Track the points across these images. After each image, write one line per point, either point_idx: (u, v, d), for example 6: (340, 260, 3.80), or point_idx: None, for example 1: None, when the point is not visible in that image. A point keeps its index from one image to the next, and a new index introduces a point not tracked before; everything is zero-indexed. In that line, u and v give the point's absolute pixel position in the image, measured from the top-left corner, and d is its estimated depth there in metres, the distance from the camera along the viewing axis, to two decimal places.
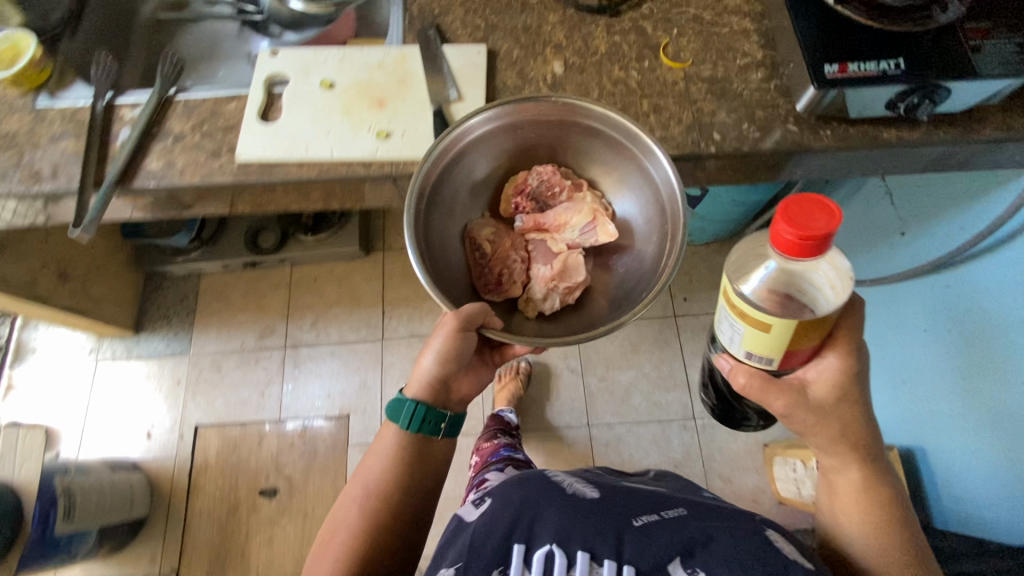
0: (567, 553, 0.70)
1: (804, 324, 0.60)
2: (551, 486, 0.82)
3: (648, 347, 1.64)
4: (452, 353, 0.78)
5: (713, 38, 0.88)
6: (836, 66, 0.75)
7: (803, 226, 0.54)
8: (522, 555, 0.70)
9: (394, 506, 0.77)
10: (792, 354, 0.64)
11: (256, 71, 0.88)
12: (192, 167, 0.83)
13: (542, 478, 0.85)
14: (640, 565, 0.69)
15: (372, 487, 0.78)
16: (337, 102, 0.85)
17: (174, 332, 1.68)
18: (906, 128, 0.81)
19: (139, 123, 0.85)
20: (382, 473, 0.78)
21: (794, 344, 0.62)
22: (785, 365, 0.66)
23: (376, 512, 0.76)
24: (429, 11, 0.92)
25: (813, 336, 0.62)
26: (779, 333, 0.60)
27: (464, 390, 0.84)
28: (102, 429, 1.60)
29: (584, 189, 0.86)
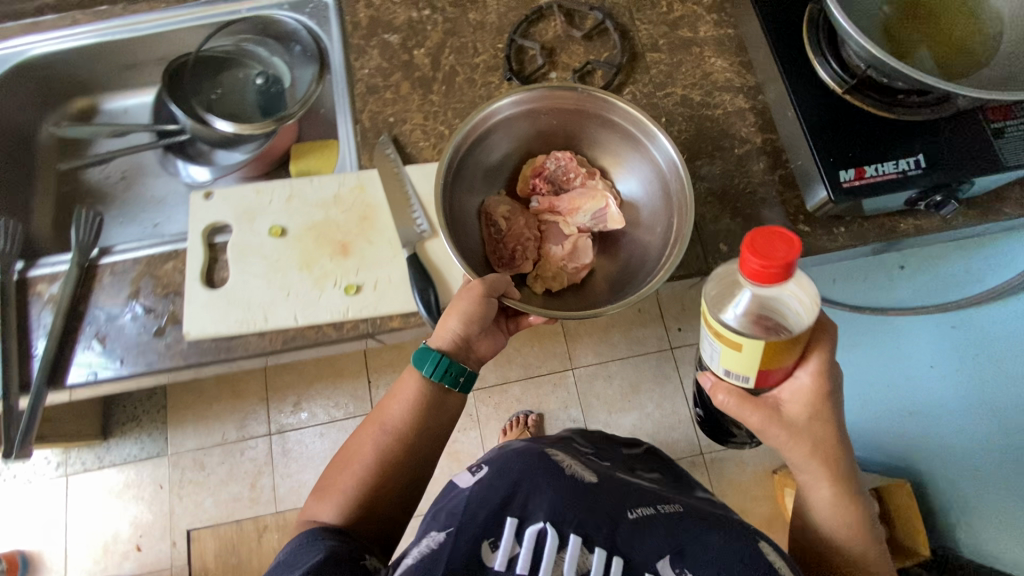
0: (559, 533, 0.57)
1: (789, 342, 0.48)
2: (547, 476, 0.63)
3: (649, 386, 1.58)
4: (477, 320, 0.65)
5: (706, 123, 0.79)
6: (852, 171, 0.68)
7: (769, 258, 0.44)
8: (513, 532, 0.56)
9: (389, 486, 0.64)
10: (775, 370, 0.52)
11: (191, 223, 0.76)
12: (134, 352, 0.72)
13: (538, 456, 0.66)
14: (632, 560, 0.57)
15: (373, 451, 0.65)
16: (292, 254, 0.74)
17: (147, 433, 1.56)
18: (923, 219, 0.74)
19: (61, 306, 0.73)
20: (380, 455, 0.64)
21: (773, 363, 0.50)
22: (764, 383, 0.53)
23: (373, 484, 0.63)
24: (382, 119, 0.80)
25: (795, 352, 0.50)
26: (761, 350, 0.48)
27: (484, 352, 0.70)
28: (85, 548, 1.49)
29: (597, 177, 0.76)
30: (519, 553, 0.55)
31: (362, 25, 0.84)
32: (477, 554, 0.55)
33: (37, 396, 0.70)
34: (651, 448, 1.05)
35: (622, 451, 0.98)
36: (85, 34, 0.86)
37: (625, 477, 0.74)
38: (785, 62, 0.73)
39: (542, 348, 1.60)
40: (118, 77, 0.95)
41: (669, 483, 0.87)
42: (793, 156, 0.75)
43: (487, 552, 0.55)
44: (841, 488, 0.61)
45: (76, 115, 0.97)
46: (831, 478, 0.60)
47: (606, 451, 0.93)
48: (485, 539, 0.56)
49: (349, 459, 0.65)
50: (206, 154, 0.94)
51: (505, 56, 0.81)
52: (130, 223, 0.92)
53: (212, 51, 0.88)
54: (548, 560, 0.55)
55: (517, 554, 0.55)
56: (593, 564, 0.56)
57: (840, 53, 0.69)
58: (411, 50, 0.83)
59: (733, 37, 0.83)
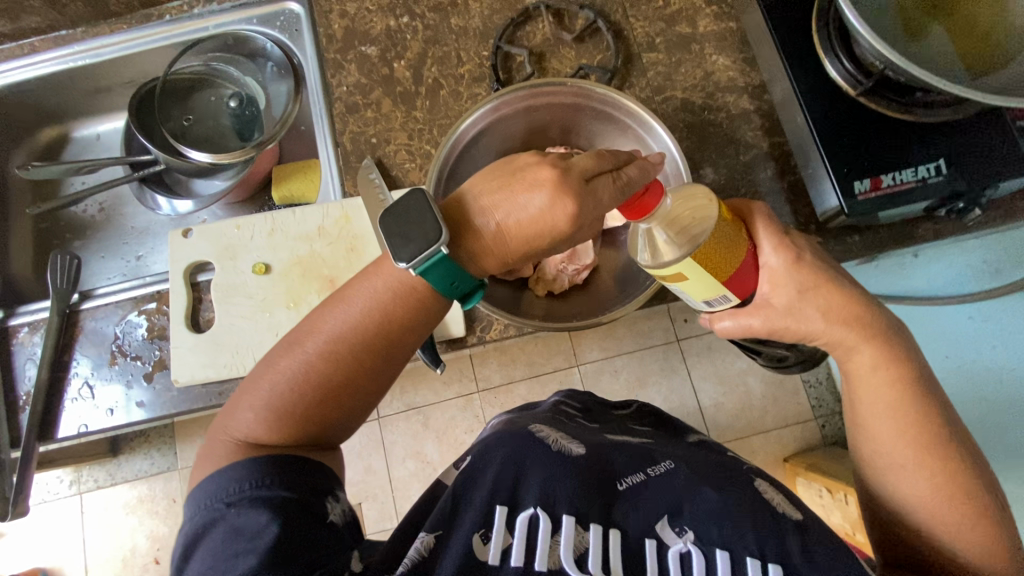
0: (552, 515, 0.50)
1: (716, 233, 0.44)
2: (535, 454, 0.55)
3: (655, 379, 1.41)
4: (528, 244, 0.50)
5: (708, 129, 0.75)
6: (868, 181, 0.63)
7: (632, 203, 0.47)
8: (505, 520, 0.49)
9: (334, 400, 0.50)
10: (743, 270, 0.47)
11: (171, 263, 0.72)
12: (124, 401, 0.70)
13: (522, 436, 0.58)
14: (629, 533, 0.50)
15: (310, 353, 0.49)
16: (279, 292, 0.71)
17: (155, 448, 1.42)
18: (945, 223, 0.69)
19: (45, 357, 0.70)
20: (323, 354, 0.49)
21: (731, 266, 0.45)
22: (750, 289, 0.48)
23: (307, 386, 0.49)
24: (365, 140, 0.75)
25: (737, 239, 0.46)
26: (706, 269, 0.43)
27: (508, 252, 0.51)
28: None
29: None
30: (513, 543, 0.47)
31: (337, 38, 0.78)
32: (468, 549, 0.47)
33: (28, 451, 0.67)
34: (641, 406, 0.90)
35: (609, 408, 0.87)
36: (48, 63, 0.83)
37: (616, 438, 0.66)
38: (792, 62, 0.67)
39: (544, 345, 1.44)
40: (86, 104, 0.92)
41: (661, 433, 0.76)
42: (802, 163, 0.70)
43: (479, 545, 0.47)
44: (882, 362, 0.49)
45: (46, 146, 0.93)
46: (866, 348, 0.49)
47: (596, 411, 0.83)
48: (476, 532, 0.48)
49: (273, 362, 0.50)
50: (183, 183, 0.90)
51: (491, 65, 0.76)
52: (111, 256, 0.90)
53: (179, 74, 0.84)
54: (543, 545, 0.47)
55: (510, 545, 0.47)
56: (591, 544, 0.48)
57: (853, 50, 0.63)
58: (391, 63, 0.77)
59: (735, 31, 0.77)
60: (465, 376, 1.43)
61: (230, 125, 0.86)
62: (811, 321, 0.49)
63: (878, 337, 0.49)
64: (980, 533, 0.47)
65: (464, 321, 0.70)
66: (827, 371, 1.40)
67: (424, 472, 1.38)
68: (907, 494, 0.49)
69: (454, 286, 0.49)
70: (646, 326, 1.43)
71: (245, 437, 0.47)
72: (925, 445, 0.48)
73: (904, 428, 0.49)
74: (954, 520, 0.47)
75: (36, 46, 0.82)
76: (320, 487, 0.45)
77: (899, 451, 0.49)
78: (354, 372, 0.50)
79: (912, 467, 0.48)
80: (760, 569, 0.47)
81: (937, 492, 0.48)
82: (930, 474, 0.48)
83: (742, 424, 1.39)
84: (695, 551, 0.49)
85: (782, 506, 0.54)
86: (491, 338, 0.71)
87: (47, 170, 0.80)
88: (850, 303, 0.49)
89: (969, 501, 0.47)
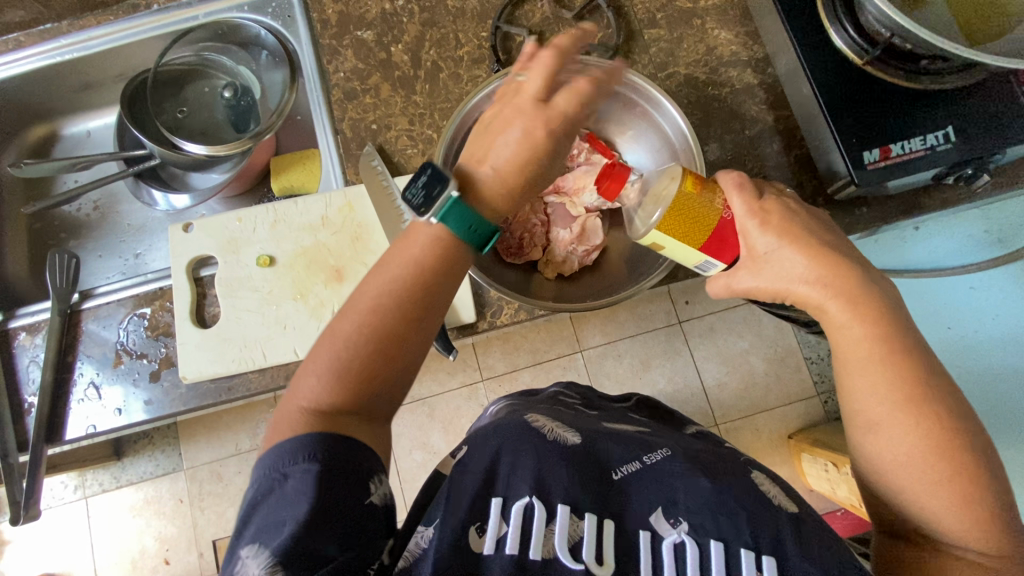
0: (546, 505, 0.49)
1: (676, 204, 0.49)
2: (515, 446, 0.55)
3: (659, 361, 1.42)
4: (536, 175, 0.52)
5: (712, 105, 0.74)
6: (877, 151, 0.63)
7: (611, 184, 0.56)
8: (499, 510, 0.48)
9: (394, 363, 0.48)
10: (721, 235, 0.50)
11: (173, 259, 0.71)
12: (132, 399, 0.69)
13: (511, 429, 0.57)
14: (623, 521, 0.50)
15: (361, 313, 0.48)
16: (285, 284, 0.70)
17: (160, 449, 1.41)
18: (952, 192, 0.69)
19: (48, 358, 0.69)
20: (379, 317, 0.48)
21: (704, 232, 0.50)
22: (736, 253, 0.51)
23: (367, 351, 0.47)
24: (364, 127, 0.74)
25: (705, 206, 0.49)
26: (673, 238, 0.50)
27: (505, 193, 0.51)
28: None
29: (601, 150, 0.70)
30: (508, 531, 0.47)
31: (331, 23, 0.76)
32: (462, 534, 0.47)
33: (35, 455, 0.67)
34: (641, 398, 0.93)
35: (611, 401, 0.87)
36: (34, 57, 0.80)
37: (612, 428, 0.65)
38: (799, 34, 0.66)
39: (546, 332, 1.44)
40: (75, 99, 0.90)
41: (661, 424, 0.76)
42: (809, 135, 0.70)
43: (474, 538, 0.47)
44: (861, 315, 0.46)
45: (36, 145, 0.92)
46: (838, 301, 0.47)
47: (596, 401, 0.83)
48: (471, 523, 0.48)
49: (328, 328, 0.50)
50: (180, 177, 0.88)
51: (490, 46, 0.74)
52: (108, 255, 0.89)
53: (171, 65, 0.82)
54: (537, 535, 0.47)
55: (505, 533, 0.47)
56: (584, 533, 0.47)
57: (859, 19, 0.62)
58: (388, 47, 0.76)
59: (736, 4, 0.76)
60: (468, 366, 1.42)
61: (226, 117, 0.85)
62: (798, 282, 0.48)
63: (851, 289, 0.47)
64: (961, 499, 0.43)
65: (474, 307, 0.69)
66: (828, 348, 1.41)
67: (431, 462, 1.38)
68: (882, 457, 0.46)
69: (473, 230, 0.50)
70: (649, 309, 1.43)
71: (307, 403, 0.46)
72: (904, 402, 0.45)
73: (882, 384, 0.45)
74: (933, 485, 0.44)
75: (21, 41, 0.80)
76: (361, 461, 0.44)
77: (874, 408, 0.46)
78: (404, 328, 0.49)
79: (888, 426, 0.45)
80: (754, 564, 0.46)
81: (917, 453, 0.44)
82: (906, 433, 0.44)
83: (746, 403, 1.40)
84: (690, 543, 0.47)
85: (778, 499, 0.53)
86: (502, 323, 0.70)
87: (38, 168, 0.78)
88: (832, 259, 0.47)
89: (953, 463, 0.43)
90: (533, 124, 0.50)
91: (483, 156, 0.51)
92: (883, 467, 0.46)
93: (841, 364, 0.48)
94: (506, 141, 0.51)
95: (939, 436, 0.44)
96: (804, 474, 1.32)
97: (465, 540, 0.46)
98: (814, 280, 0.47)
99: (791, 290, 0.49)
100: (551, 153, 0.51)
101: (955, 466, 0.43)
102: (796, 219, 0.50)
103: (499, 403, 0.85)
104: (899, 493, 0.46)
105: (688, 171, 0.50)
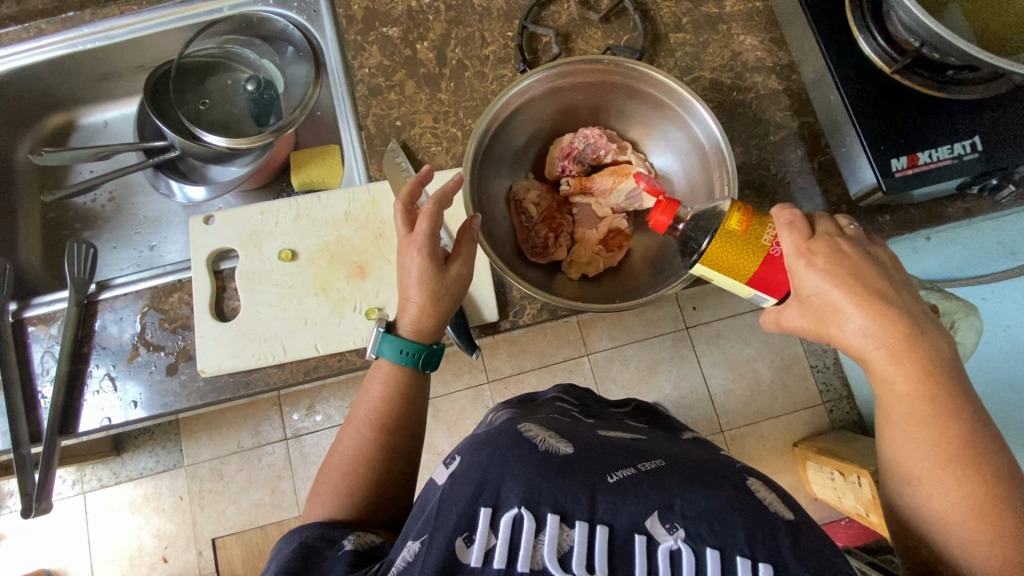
0: (536, 514, 0.43)
1: (719, 238, 0.49)
2: (502, 451, 0.47)
3: (666, 367, 1.42)
4: (444, 290, 0.59)
5: (738, 110, 0.74)
6: (904, 158, 0.63)
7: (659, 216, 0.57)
8: (486, 524, 0.42)
9: (379, 478, 0.58)
10: (768, 269, 0.49)
11: (192, 251, 0.70)
12: (148, 393, 0.68)
13: (498, 435, 0.50)
14: (616, 529, 0.43)
15: (360, 427, 0.60)
16: (307, 278, 0.70)
17: (161, 445, 1.39)
18: (974, 202, 0.70)
19: (64, 348, 0.68)
20: (362, 448, 0.59)
21: (752, 266, 0.49)
22: (786, 289, 0.49)
23: (356, 476, 0.57)
24: (389, 123, 0.74)
25: (750, 241, 0.48)
26: (717, 271, 0.50)
27: (417, 321, 0.60)
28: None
29: (629, 151, 0.70)
30: (496, 544, 0.42)
31: (357, 19, 0.76)
32: (449, 552, 0.41)
33: (49, 446, 0.66)
34: (640, 405, 0.89)
35: (607, 407, 0.83)
36: (54, 45, 0.79)
37: (603, 435, 0.58)
38: (826, 40, 0.66)
39: (554, 335, 1.43)
40: (94, 88, 0.89)
41: (656, 430, 0.70)
42: (835, 141, 0.70)
43: (461, 548, 0.42)
44: (911, 369, 0.43)
45: (53, 134, 0.91)
46: (882, 352, 0.44)
47: (593, 407, 0.79)
48: (459, 535, 0.42)
49: (335, 451, 0.61)
50: (199, 170, 0.88)
51: (517, 46, 0.74)
52: (123, 246, 0.89)
53: (194, 57, 0.81)
54: (526, 546, 0.42)
55: (494, 546, 0.42)
56: (576, 543, 0.42)
57: (886, 28, 0.62)
58: (413, 44, 0.76)
59: (762, 11, 0.76)
60: (474, 367, 1.42)
61: (247, 109, 0.84)
62: (850, 331, 0.44)
63: (898, 341, 0.43)
64: (1006, 566, 0.40)
65: (497, 306, 0.69)
66: (834, 357, 1.41)
67: (435, 464, 1.37)
68: (925, 509, 0.44)
69: (407, 353, 0.60)
70: (656, 314, 1.43)
71: (322, 516, 0.55)
72: (948, 462, 0.43)
73: (926, 440, 0.43)
74: (975, 548, 0.41)
75: (42, 28, 0.79)
76: (327, 535, 0.50)
77: (914, 464, 0.44)
78: (391, 433, 0.60)
79: (930, 481, 0.43)
80: (750, 570, 0.41)
81: (958, 514, 0.42)
82: (948, 491, 0.43)
83: (751, 411, 1.39)
84: (685, 551, 0.42)
85: (774, 505, 0.46)
86: (524, 322, 0.70)
87: (58, 156, 0.77)
88: (883, 305, 0.44)
89: (998, 527, 0.41)
90: (411, 253, 0.59)
91: (401, 295, 0.60)
92: (924, 523, 0.44)
93: (885, 415, 0.46)
94: (407, 275, 0.59)
95: (983, 499, 0.42)
96: (809, 482, 1.31)
97: (452, 553, 0.42)
98: (864, 329, 0.44)
99: (834, 336, 0.45)
100: (437, 269, 0.59)
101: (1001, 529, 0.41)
102: (846, 261, 0.45)
103: (494, 410, 0.78)
104: (952, 560, 0.43)
105: (736, 207, 0.50)
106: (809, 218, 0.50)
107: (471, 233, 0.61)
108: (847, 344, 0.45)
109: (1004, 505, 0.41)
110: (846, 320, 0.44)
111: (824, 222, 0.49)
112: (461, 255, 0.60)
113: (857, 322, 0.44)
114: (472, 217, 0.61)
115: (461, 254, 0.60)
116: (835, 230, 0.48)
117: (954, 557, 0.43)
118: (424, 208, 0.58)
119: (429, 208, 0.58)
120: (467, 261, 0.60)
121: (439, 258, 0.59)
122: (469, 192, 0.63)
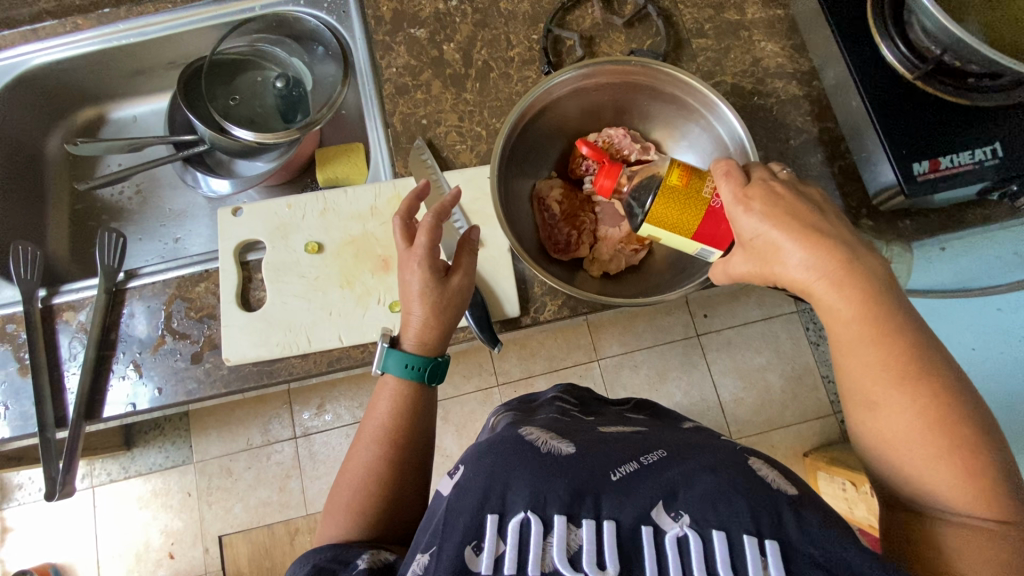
0: (543, 517, 0.43)
1: (664, 194, 0.56)
2: (503, 459, 0.47)
3: (676, 374, 1.42)
4: (447, 300, 0.61)
5: (759, 114, 0.75)
6: (926, 163, 0.64)
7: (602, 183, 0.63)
8: (494, 530, 0.42)
9: (393, 491, 0.59)
10: (710, 221, 0.56)
11: (220, 243, 0.72)
12: (172, 381, 0.69)
13: (501, 442, 0.50)
14: (622, 525, 0.43)
15: (369, 445, 0.61)
16: (331, 272, 0.71)
17: (171, 441, 1.40)
18: (994, 208, 0.70)
19: (92, 334, 0.70)
20: (374, 464, 0.59)
21: (694, 220, 0.56)
22: (729, 239, 0.57)
23: (369, 494, 0.58)
24: (415, 121, 0.75)
25: (691, 195, 0.56)
26: (663, 229, 0.57)
27: (420, 335, 0.61)
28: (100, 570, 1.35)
29: (652, 151, 0.71)
30: (506, 551, 0.41)
31: (385, 20, 0.78)
32: (459, 561, 0.41)
33: (75, 430, 0.66)
34: (641, 403, 0.86)
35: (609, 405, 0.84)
36: (88, 40, 0.81)
37: (608, 432, 0.58)
38: (848, 47, 0.67)
39: (565, 339, 1.43)
40: (125, 84, 0.91)
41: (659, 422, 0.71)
42: (856, 146, 0.71)
43: (470, 557, 0.41)
44: (852, 295, 0.46)
45: (83, 127, 0.93)
46: (823, 282, 0.47)
47: (594, 406, 0.78)
48: (467, 544, 0.42)
49: (343, 472, 0.61)
50: (225, 164, 0.90)
51: (542, 48, 0.76)
52: (148, 238, 0.90)
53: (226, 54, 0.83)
54: (536, 550, 0.41)
55: (504, 552, 0.41)
56: (585, 541, 0.42)
57: (908, 36, 0.63)
58: (440, 45, 0.77)
59: (783, 19, 0.78)
60: (484, 370, 1.42)
61: (276, 106, 0.86)
62: (797, 267, 0.48)
63: (839, 268, 0.47)
64: (963, 471, 0.42)
65: (519, 301, 0.70)
66: None
67: (445, 466, 1.37)
68: (881, 435, 0.45)
69: (413, 367, 0.61)
70: (667, 321, 1.44)
71: (333, 538, 0.55)
72: (899, 378, 0.44)
73: (878, 361, 0.45)
74: (933, 459, 0.43)
75: (78, 24, 0.81)
76: (341, 556, 0.50)
77: (869, 387, 0.46)
78: (399, 451, 0.60)
79: (887, 402, 0.45)
80: (757, 549, 0.41)
81: (915, 430, 0.43)
82: (902, 409, 0.44)
83: (762, 419, 1.39)
84: (692, 536, 0.42)
85: (776, 482, 0.46)
86: (546, 318, 0.70)
87: (91, 147, 0.79)
88: (821, 238, 0.48)
89: (952, 436, 0.42)
90: (412, 267, 0.60)
91: (404, 309, 0.61)
92: (881, 444, 0.45)
93: (836, 344, 0.48)
94: (409, 289, 0.61)
95: (936, 413, 0.43)
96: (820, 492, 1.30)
97: (462, 562, 0.41)
98: (806, 262, 0.48)
99: (780, 275, 0.50)
100: (438, 280, 0.60)
101: (955, 439, 0.42)
102: (783, 202, 0.51)
103: (497, 412, 0.80)
104: (917, 487, 0.44)
105: (677, 164, 0.57)
106: (744, 168, 0.56)
107: (469, 246, 0.64)
108: (792, 281, 0.49)
109: (959, 421, 0.43)
110: (788, 256, 0.49)
111: (759, 169, 0.55)
112: (461, 267, 0.62)
113: (799, 256, 0.48)
114: (470, 228, 0.64)
115: (461, 265, 0.63)
116: (770, 175, 0.54)
117: (916, 475, 0.44)
118: (423, 221, 0.60)
119: (427, 222, 0.59)
120: (467, 273, 0.63)
121: (440, 271, 0.61)
122: (497, 189, 0.64)
